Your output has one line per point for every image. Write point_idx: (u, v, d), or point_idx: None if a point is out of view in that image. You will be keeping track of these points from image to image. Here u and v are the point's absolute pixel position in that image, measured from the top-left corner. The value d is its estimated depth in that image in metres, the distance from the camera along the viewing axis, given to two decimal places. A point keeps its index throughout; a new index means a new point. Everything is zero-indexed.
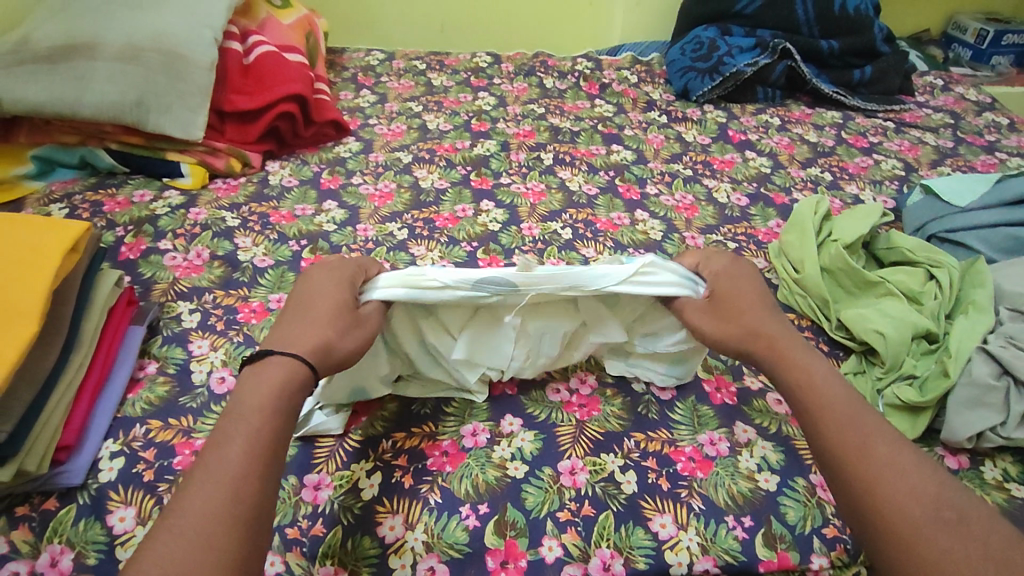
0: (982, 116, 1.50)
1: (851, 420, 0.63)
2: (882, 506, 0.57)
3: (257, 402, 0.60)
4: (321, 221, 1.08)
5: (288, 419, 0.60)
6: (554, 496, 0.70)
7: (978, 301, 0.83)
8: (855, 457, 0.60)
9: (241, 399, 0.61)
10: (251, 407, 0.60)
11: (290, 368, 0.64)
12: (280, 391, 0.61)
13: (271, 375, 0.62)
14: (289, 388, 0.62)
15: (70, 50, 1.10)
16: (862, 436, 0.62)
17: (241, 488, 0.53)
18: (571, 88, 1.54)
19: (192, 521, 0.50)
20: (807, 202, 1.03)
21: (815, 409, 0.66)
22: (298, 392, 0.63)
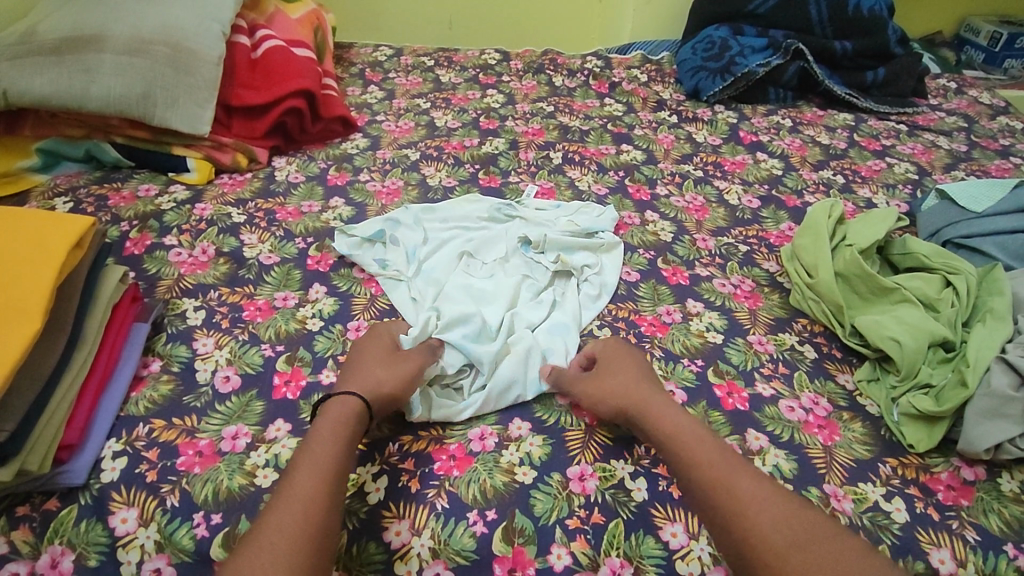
0: (996, 120, 1.48)
1: (711, 448, 0.67)
2: (744, 532, 0.59)
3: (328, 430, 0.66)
4: (327, 218, 1.07)
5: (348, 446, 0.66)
6: (562, 503, 0.69)
7: (996, 309, 0.81)
8: (721, 490, 0.63)
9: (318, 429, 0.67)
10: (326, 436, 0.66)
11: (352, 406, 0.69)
12: (349, 417, 0.68)
13: (333, 414, 0.68)
14: (350, 419, 0.68)
15: (77, 43, 1.09)
16: (727, 467, 0.65)
17: (317, 498, 0.59)
18: (581, 87, 1.53)
19: (289, 523, 0.57)
20: (821, 205, 1.01)
21: (678, 446, 0.67)
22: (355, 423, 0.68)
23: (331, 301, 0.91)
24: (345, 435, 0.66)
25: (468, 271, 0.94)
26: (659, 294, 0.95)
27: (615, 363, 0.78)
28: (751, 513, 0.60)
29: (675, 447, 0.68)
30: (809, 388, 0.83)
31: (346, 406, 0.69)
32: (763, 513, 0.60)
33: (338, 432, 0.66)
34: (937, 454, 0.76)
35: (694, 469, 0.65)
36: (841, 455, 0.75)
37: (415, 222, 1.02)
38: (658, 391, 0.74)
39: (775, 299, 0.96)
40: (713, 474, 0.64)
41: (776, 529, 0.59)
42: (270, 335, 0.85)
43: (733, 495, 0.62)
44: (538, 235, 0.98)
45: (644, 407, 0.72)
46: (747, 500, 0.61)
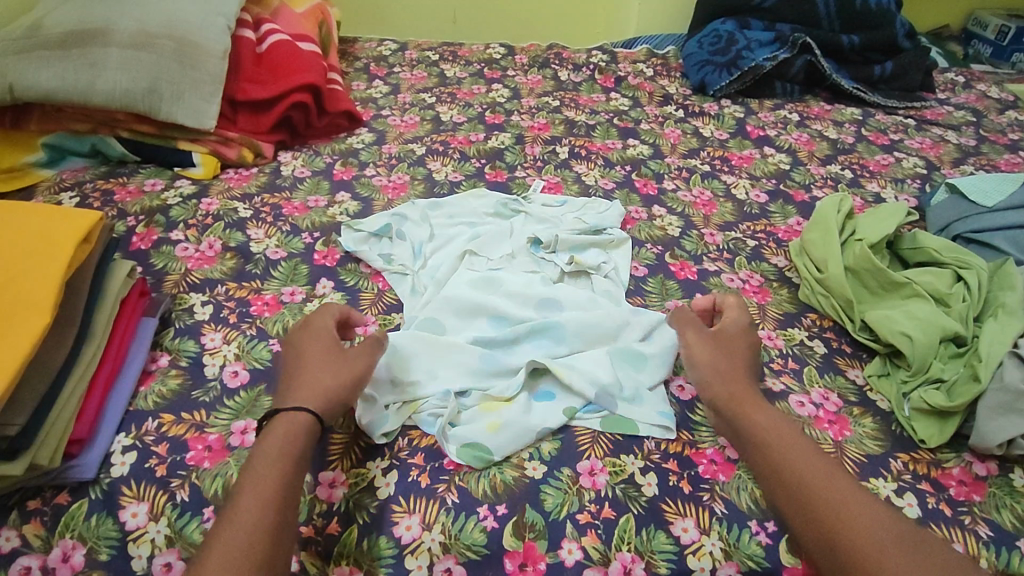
0: (1005, 114, 1.47)
1: (805, 447, 0.67)
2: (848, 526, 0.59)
3: (277, 448, 0.64)
4: (334, 213, 1.06)
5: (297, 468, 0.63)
6: (573, 498, 0.69)
7: (1008, 304, 0.81)
8: (817, 485, 0.62)
9: (267, 445, 0.64)
10: (272, 454, 0.63)
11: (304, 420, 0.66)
12: (300, 432, 0.65)
13: (278, 429, 0.65)
14: (294, 435, 0.65)
15: (82, 37, 1.08)
16: (823, 466, 0.64)
17: (263, 515, 0.58)
18: (586, 81, 1.52)
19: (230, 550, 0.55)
20: (830, 199, 1.00)
21: (777, 443, 0.67)
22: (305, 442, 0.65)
23: (339, 296, 0.91)
24: (289, 453, 0.63)
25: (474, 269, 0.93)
26: (667, 289, 0.95)
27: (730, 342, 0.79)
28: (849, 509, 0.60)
29: (772, 442, 0.67)
30: (819, 383, 0.82)
31: (288, 423, 0.66)
32: (862, 513, 0.60)
33: (282, 450, 0.63)
34: (949, 449, 0.76)
35: (791, 463, 0.65)
36: (852, 450, 0.75)
37: (421, 218, 1.02)
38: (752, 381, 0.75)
39: (784, 294, 0.95)
40: (811, 472, 0.64)
41: (875, 527, 0.59)
42: (278, 330, 0.85)
43: (832, 494, 0.61)
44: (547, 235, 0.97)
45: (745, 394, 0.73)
46: (845, 500, 0.61)
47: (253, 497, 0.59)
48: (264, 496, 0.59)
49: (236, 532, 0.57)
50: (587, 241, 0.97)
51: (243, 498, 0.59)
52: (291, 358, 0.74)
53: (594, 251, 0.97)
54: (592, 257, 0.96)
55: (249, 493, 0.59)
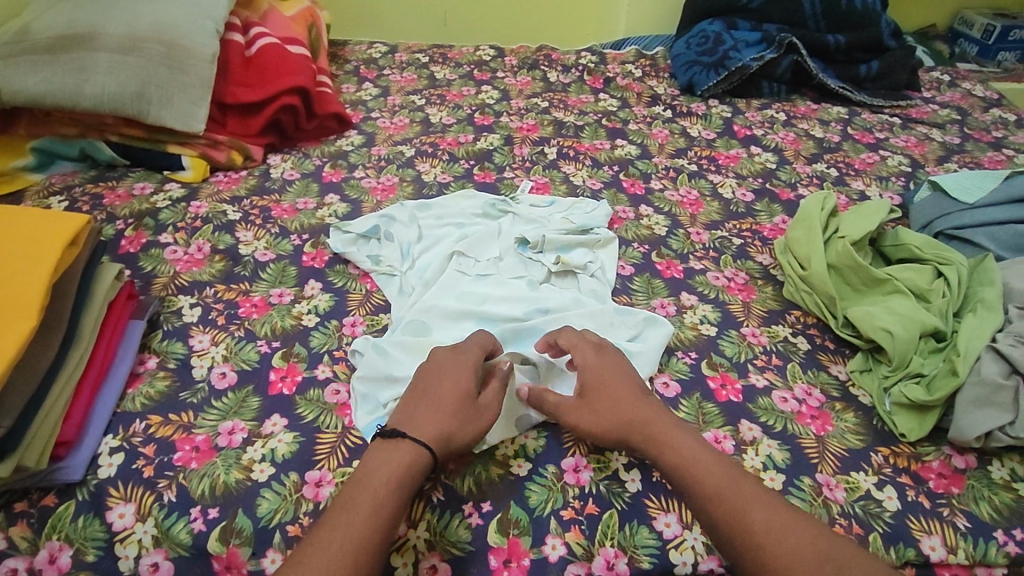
0: (989, 112, 1.48)
1: (721, 474, 0.64)
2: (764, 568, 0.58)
3: (385, 472, 0.62)
4: (323, 215, 1.07)
5: (407, 497, 0.62)
6: (557, 495, 0.69)
7: (987, 299, 0.82)
8: (731, 521, 0.60)
9: (371, 468, 0.63)
10: (379, 476, 0.62)
11: (415, 449, 0.64)
12: (421, 460, 0.64)
13: (402, 453, 0.64)
14: (418, 465, 0.63)
15: (70, 41, 1.09)
16: (739, 495, 0.62)
17: (370, 536, 0.57)
18: (575, 82, 1.53)
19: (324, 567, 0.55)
20: (814, 197, 1.01)
21: (689, 480, 0.64)
22: (420, 472, 0.64)
23: (327, 297, 0.92)
24: (408, 482, 0.62)
25: (461, 271, 0.93)
26: (653, 288, 0.95)
27: (606, 372, 0.73)
28: (766, 546, 0.58)
29: (682, 480, 0.64)
30: (802, 378, 0.83)
31: (410, 451, 0.64)
32: (780, 546, 0.58)
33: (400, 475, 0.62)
34: (928, 443, 0.77)
35: (707, 499, 0.62)
36: (834, 445, 0.76)
37: (409, 219, 1.02)
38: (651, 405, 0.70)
39: (768, 292, 0.96)
40: (726, 507, 0.61)
41: (796, 562, 0.57)
42: (266, 332, 0.86)
43: (747, 528, 0.60)
44: (535, 235, 0.97)
45: (636, 426, 0.68)
46: (761, 534, 0.59)
47: (364, 512, 0.59)
48: (378, 513, 0.59)
49: (341, 539, 0.57)
50: (575, 240, 0.98)
51: (352, 509, 0.59)
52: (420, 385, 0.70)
53: (581, 251, 0.98)
54: (580, 257, 0.96)
55: (358, 505, 0.59)
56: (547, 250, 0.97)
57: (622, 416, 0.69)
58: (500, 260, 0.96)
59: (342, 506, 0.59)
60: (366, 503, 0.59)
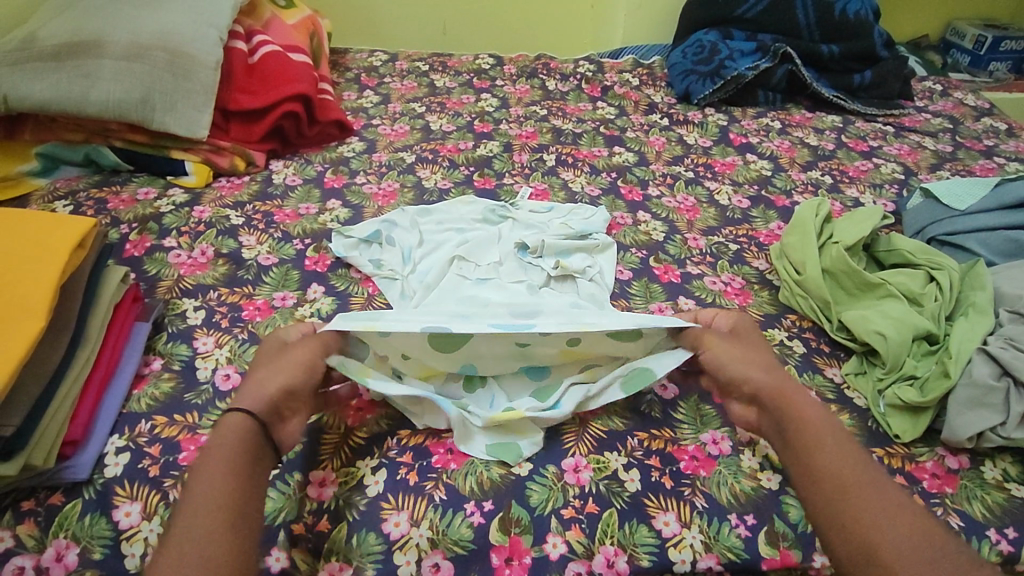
0: (981, 121, 1.51)
1: (848, 463, 0.65)
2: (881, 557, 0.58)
3: (220, 453, 0.63)
4: (325, 220, 1.08)
5: (249, 464, 0.63)
6: (557, 494, 0.70)
7: (978, 303, 0.84)
8: (835, 492, 0.63)
9: (203, 453, 0.64)
10: (214, 457, 0.63)
11: (240, 425, 0.66)
12: (248, 432, 0.65)
13: (227, 435, 0.65)
14: (248, 442, 0.65)
15: (76, 49, 1.10)
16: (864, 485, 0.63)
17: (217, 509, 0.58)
18: (573, 90, 1.55)
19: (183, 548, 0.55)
20: (809, 204, 1.03)
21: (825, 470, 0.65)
22: (251, 440, 0.65)
23: (329, 301, 0.93)
24: (240, 453, 0.64)
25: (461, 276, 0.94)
26: (651, 292, 0.97)
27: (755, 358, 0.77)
28: (877, 536, 0.59)
29: (805, 449, 0.67)
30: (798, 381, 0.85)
31: (242, 428, 0.66)
32: (880, 522, 0.60)
33: (236, 457, 0.63)
34: (922, 444, 0.78)
35: (819, 470, 0.65)
36: None
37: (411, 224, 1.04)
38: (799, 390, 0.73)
39: (764, 296, 0.98)
40: (835, 481, 0.64)
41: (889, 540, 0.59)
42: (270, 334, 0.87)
43: (851, 499, 0.62)
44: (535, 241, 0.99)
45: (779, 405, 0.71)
46: (864, 508, 0.61)
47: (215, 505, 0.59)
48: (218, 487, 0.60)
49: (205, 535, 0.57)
50: (574, 247, 1.00)
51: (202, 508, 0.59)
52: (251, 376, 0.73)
53: (581, 256, 1.00)
54: (581, 261, 0.98)
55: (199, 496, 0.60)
56: (547, 255, 0.98)
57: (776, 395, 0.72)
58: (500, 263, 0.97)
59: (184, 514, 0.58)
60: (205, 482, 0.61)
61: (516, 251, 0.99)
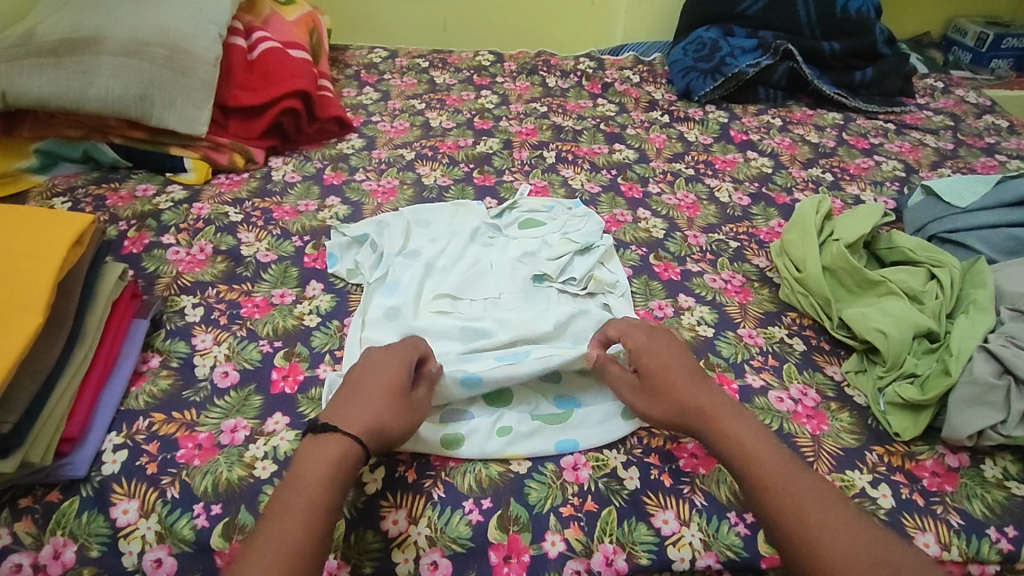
0: (982, 119, 1.50)
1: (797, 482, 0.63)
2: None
3: (316, 473, 0.61)
4: (324, 217, 1.08)
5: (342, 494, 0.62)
6: (556, 492, 0.70)
7: (979, 301, 0.83)
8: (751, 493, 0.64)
9: (301, 466, 0.62)
10: (310, 475, 0.61)
11: (346, 444, 0.63)
12: (348, 454, 0.63)
13: (329, 450, 0.63)
14: (349, 462, 0.63)
15: (75, 45, 1.10)
16: (811, 495, 0.62)
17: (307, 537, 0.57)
18: (573, 87, 1.54)
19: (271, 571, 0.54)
20: (810, 201, 1.03)
21: (768, 492, 0.63)
22: (354, 467, 0.63)
23: (328, 298, 0.93)
24: (338, 480, 0.61)
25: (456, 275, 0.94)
26: (651, 289, 0.96)
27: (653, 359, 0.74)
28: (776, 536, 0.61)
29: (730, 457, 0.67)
30: (798, 379, 0.84)
31: (335, 447, 0.63)
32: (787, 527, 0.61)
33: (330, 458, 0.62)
34: (922, 442, 0.78)
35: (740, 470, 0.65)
36: (829, 444, 0.77)
37: (402, 229, 1.01)
38: (727, 405, 0.70)
39: (765, 294, 0.97)
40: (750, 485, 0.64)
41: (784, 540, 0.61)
42: (268, 331, 0.87)
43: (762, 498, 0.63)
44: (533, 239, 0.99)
45: (707, 422, 0.69)
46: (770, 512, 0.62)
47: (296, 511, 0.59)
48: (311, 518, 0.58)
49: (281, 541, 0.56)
50: (571, 250, 0.98)
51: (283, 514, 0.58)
52: (352, 387, 0.69)
53: (579, 260, 0.97)
54: (581, 266, 0.96)
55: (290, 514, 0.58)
56: (547, 261, 0.97)
57: (683, 414, 0.70)
58: (499, 268, 0.96)
59: (276, 512, 0.59)
60: (298, 504, 0.59)
61: (517, 259, 0.97)
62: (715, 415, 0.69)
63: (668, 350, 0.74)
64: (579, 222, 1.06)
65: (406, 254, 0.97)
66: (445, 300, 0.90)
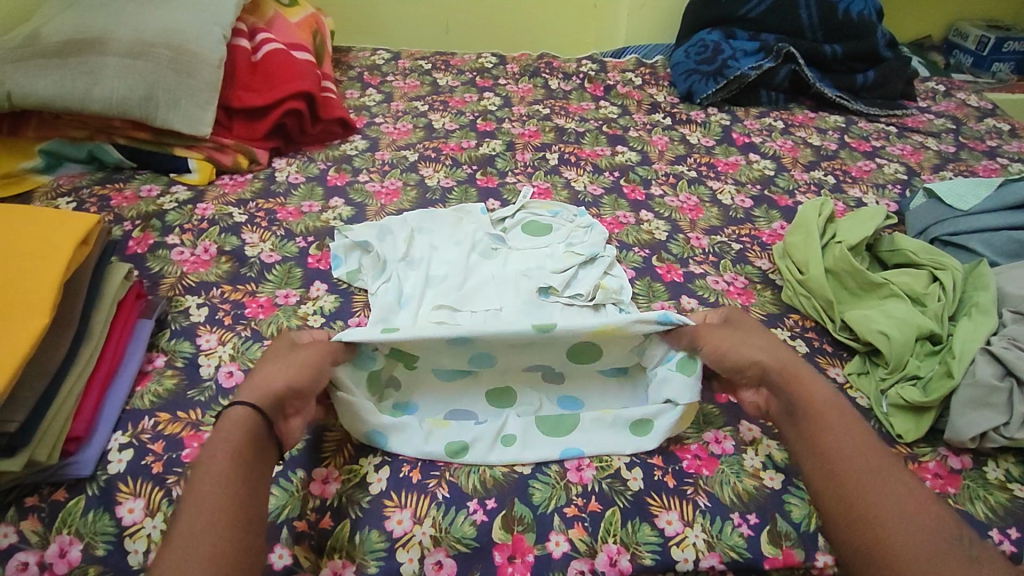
0: (984, 122, 1.51)
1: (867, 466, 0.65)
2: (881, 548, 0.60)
3: (223, 446, 0.63)
4: (328, 218, 1.08)
5: (255, 460, 0.63)
6: (560, 492, 0.70)
7: (981, 303, 0.84)
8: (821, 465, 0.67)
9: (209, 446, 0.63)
10: (218, 449, 0.62)
11: (245, 415, 0.65)
12: (249, 423, 0.65)
13: (231, 426, 0.65)
14: (256, 430, 0.65)
15: (80, 45, 1.10)
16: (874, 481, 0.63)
17: (225, 504, 0.59)
18: (576, 89, 1.55)
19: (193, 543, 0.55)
20: (812, 203, 1.03)
21: (834, 467, 0.66)
22: (258, 432, 0.65)
23: (332, 299, 0.93)
24: (247, 448, 0.63)
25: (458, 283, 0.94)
26: (654, 291, 0.97)
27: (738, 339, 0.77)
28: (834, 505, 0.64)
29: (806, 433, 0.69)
30: None
31: (236, 420, 0.65)
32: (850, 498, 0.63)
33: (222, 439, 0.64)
34: (925, 444, 0.78)
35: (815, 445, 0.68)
36: None
37: (405, 235, 1.01)
38: (812, 388, 0.72)
39: (767, 296, 0.98)
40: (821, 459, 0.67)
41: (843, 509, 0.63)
42: (273, 332, 0.87)
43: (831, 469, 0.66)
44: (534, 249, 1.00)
45: (788, 399, 0.72)
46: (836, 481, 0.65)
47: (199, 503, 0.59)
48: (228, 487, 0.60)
49: (195, 527, 0.57)
50: (575, 263, 0.98)
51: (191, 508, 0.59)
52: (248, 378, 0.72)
53: (582, 272, 0.97)
54: (585, 279, 0.96)
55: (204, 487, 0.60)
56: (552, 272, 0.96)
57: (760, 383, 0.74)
58: (502, 279, 0.96)
59: (189, 489, 0.60)
60: (211, 478, 0.60)
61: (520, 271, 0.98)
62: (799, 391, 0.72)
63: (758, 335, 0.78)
64: (581, 233, 1.05)
65: (408, 262, 0.98)
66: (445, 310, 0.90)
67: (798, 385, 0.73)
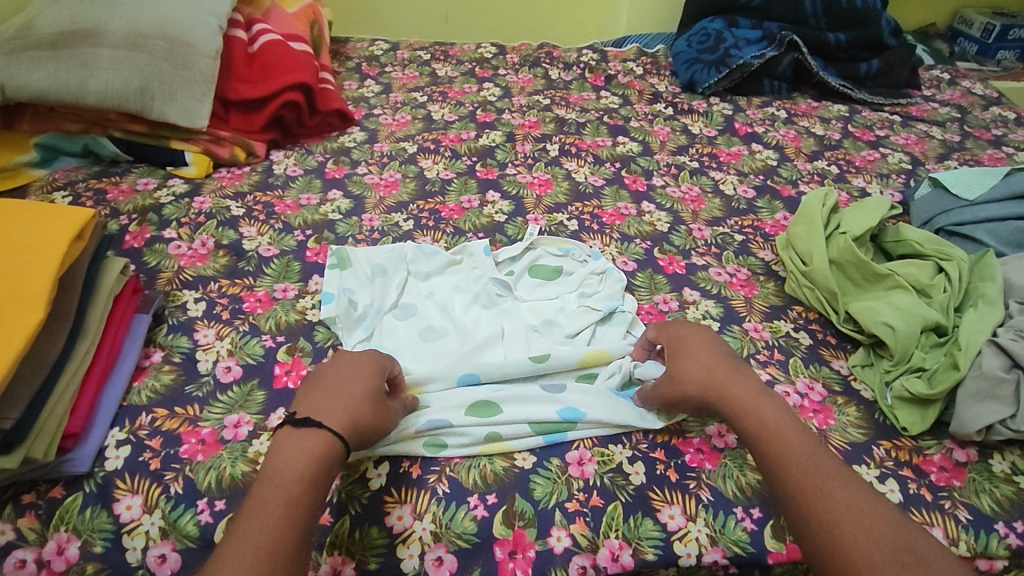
0: (989, 110, 1.49)
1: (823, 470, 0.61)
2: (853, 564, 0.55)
3: (295, 471, 0.59)
4: (326, 211, 1.07)
5: (321, 491, 0.59)
6: (562, 487, 0.70)
7: (987, 294, 0.83)
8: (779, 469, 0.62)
9: (277, 466, 0.59)
10: (288, 475, 0.59)
11: (327, 439, 0.62)
12: (325, 453, 0.61)
13: (308, 445, 0.61)
14: (327, 459, 0.61)
15: (74, 37, 1.09)
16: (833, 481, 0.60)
17: (285, 533, 0.54)
18: (577, 80, 1.53)
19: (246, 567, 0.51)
20: (816, 192, 1.01)
21: (788, 470, 0.62)
22: (332, 463, 0.62)
23: None
24: (315, 478, 0.59)
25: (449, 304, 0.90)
26: (655, 283, 0.96)
27: (690, 342, 0.76)
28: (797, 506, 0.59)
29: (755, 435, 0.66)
30: (804, 373, 0.84)
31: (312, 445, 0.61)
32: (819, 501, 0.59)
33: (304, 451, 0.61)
34: (930, 436, 0.77)
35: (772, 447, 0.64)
36: (836, 438, 0.76)
37: (396, 249, 0.96)
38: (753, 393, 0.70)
39: (770, 288, 0.97)
40: (780, 461, 0.63)
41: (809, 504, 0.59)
42: (271, 326, 0.86)
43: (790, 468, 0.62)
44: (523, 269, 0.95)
45: (731, 409, 0.69)
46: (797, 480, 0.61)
47: (277, 509, 0.56)
48: (291, 516, 0.56)
49: (251, 549, 0.53)
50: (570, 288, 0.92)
51: (264, 509, 0.56)
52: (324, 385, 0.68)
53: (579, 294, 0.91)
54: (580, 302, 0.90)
55: (268, 507, 0.56)
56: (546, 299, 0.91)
57: (707, 392, 0.71)
58: (497, 299, 0.91)
59: (252, 508, 0.56)
60: (276, 504, 0.56)
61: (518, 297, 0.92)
62: (743, 400, 0.69)
63: (700, 337, 0.77)
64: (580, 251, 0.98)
65: (397, 278, 0.92)
66: (434, 332, 0.85)
67: (737, 393, 0.70)
